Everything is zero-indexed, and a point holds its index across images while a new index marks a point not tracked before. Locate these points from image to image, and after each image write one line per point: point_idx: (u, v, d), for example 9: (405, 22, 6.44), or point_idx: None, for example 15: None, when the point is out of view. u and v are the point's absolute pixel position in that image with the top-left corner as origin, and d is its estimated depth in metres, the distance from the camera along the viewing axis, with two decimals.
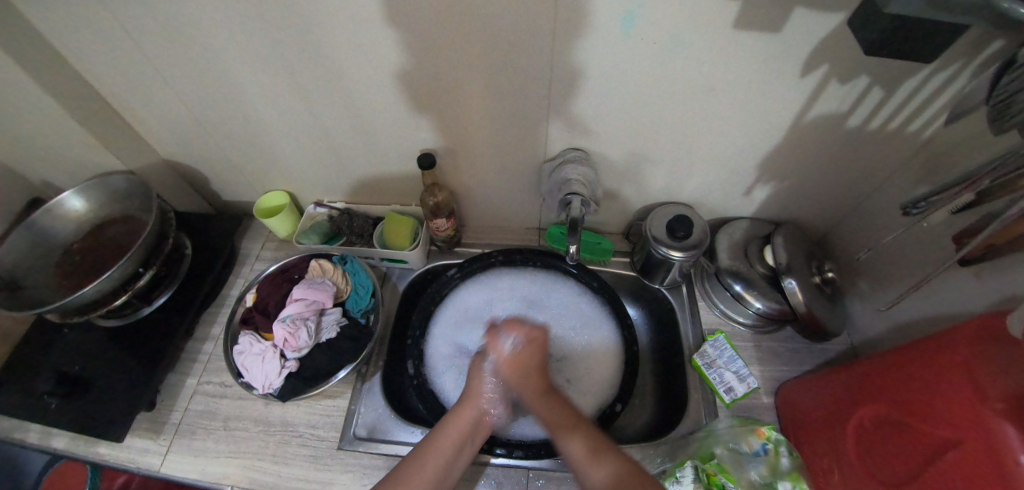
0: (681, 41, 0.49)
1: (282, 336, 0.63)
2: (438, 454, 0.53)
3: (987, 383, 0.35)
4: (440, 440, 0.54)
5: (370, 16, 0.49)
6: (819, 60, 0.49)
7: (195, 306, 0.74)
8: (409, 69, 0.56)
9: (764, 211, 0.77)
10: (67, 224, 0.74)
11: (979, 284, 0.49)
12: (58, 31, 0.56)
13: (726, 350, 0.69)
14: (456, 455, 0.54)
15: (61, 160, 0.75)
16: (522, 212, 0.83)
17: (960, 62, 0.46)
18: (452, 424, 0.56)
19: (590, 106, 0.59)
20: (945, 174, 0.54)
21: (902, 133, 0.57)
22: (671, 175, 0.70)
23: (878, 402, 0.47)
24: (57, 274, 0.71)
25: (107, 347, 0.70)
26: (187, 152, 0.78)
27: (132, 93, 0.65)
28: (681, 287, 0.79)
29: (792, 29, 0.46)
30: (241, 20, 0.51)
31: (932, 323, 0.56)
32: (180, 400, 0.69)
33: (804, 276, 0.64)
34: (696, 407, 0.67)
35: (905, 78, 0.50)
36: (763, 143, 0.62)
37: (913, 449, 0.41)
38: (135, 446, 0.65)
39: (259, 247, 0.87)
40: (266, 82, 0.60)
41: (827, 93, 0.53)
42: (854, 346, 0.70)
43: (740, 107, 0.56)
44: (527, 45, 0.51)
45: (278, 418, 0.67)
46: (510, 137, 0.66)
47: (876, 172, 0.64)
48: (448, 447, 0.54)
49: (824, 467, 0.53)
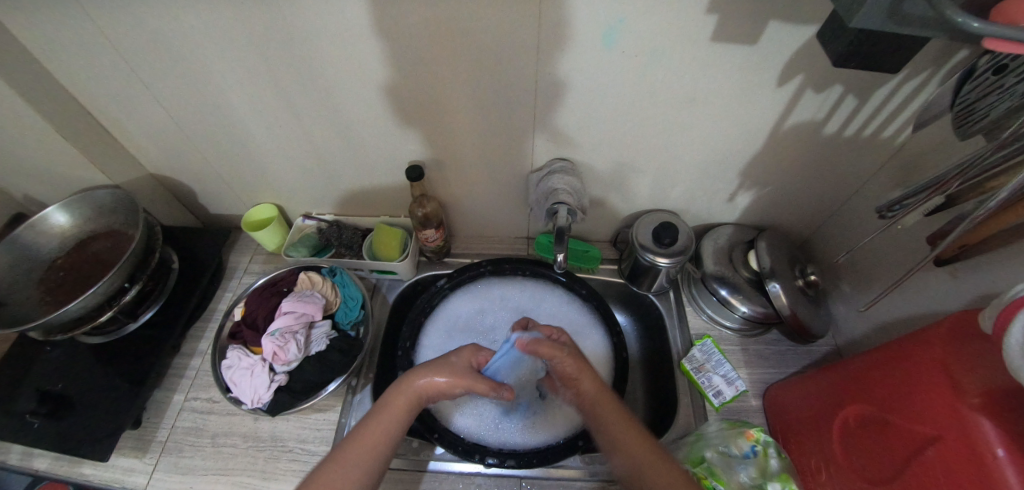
0: (662, 53, 0.50)
1: (271, 349, 0.63)
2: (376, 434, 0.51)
3: (964, 380, 0.37)
4: (380, 419, 0.52)
5: (357, 30, 0.50)
6: (794, 70, 0.51)
7: (182, 321, 0.73)
8: (397, 81, 0.57)
9: (747, 217, 0.79)
10: (50, 239, 0.73)
11: (953, 283, 0.51)
12: (43, 47, 0.56)
13: (714, 354, 0.70)
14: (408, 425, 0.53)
15: (45, 175, 0.75)
16: (511, 221, 0.84)
17: (927, 71, 0.48)
18: (392, 407, 0.53)
19: (575, 116, 0.60)
20: (918, 177, 0.56)
21: (876, 138, 0.58)
22: (656, 183, 0.72)
23: (860, 401, 0.48)
24: (40, 290, 0.70)
25: (92, 365, 0.69)
26: (174, 165, 0.77)
27: (118, 107, 0.65)
28: (669, 293, 0.80)
29: (766, 41, 0.48)
30: (228, 34, 0.51)
31: (911, 322, 0.57)
32: (167, 417, 0.68)
33: (786, 280, 0.65)
34: (686, 411, 0.68)
35: (876, 87, 0.52)
36: (744, 150, 0.64)
37: (892, 445, 0.42)
38: (120, 465, 0.64)
39: (248, 261, 0.87)
40: (254, 95, 0.61)
41: (803, 101, 0.55)
42: (838, 348, 0.72)
43: (721, 116, 0.58)
44: (512, 57, 0.52)
45: (267, 433, 0.66)
46: (498, 148, 0.67)
47: (853, 178, 0.66)
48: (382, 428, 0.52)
49: (810, 466, 0.54)
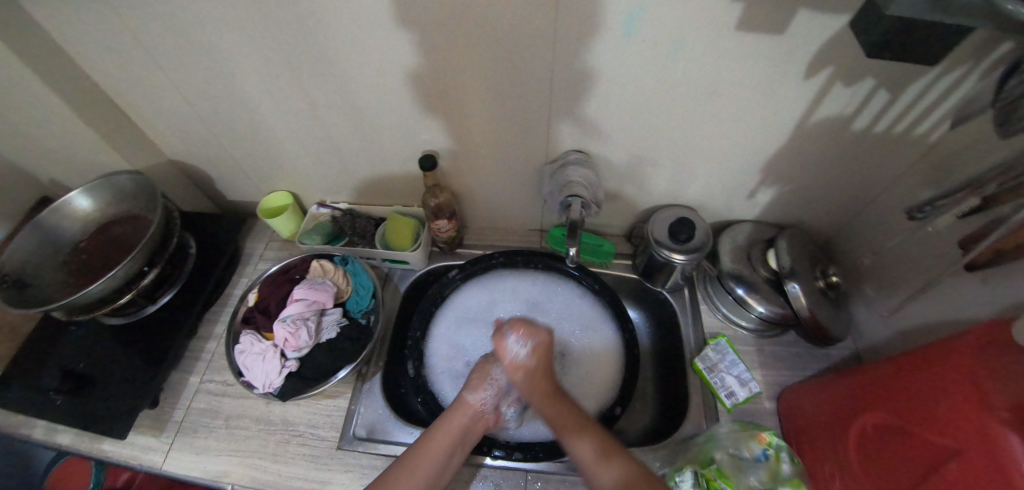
0: (684, 42, 0.48)
1: (282, 335, 0.64)
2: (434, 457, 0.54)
3: (995, 392, 0.35)
4: (435, 439, 0.55)
5: (374, 21, 0.49)
6: (822, 63, 0.49)
7: (198, 306, 0.75)
8: (412, 71, 0.56)
9: (767, 215, 0.76)
10: (74, 222, 0.75)
11: (986, 289, 0.48)
12: (64, 32, 0.56)
13: (728, 354, 0.69)
14: (448, 462, 0.55)
15: (65, 159, 0.76)
16: (524, 213, 0.83)
17: (967, 63, 0.45)
18: (445, 429, 0.56)
19: (595, 109, 0.59)
20: (951, 177, 0.53)
21: (908, 136, 0.56)
22: (674, 177, 0.70)
23: (880, 410, 0.46)
24: (64, 272, 0.72)
25: (112, 345, 0.71)
26: (192, 152, 0.78)
27: (137, 93, 0.66)
28: (684, 290, 0.79)
29: (795, 31, 0.46)
30: (240, 21, 0.51)
31: (937, 329, 0.55)
32: (184, 398, 0.70)
33: (807, 279, 0.63)
34: (697, 411, 0.67)
35: (912, 80, 0.49)
36: (767, 145, 0.61)
37: (912, 458, 0.40)
38: (138, 442, 0.66)
39: (263, 248, 0.88)
40: (267, 82, 0.60)
41: (832, 95, 0.52)
42: (858, 352, 0.70)
43: (743, 108, 0.56)
44: (528, 46, 0.51)
45: (279, 417, 0.67)
46: (512, 137, 0.65)
47: (882, 176, 0.63)
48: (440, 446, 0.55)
49: (825, 476, 0.52)
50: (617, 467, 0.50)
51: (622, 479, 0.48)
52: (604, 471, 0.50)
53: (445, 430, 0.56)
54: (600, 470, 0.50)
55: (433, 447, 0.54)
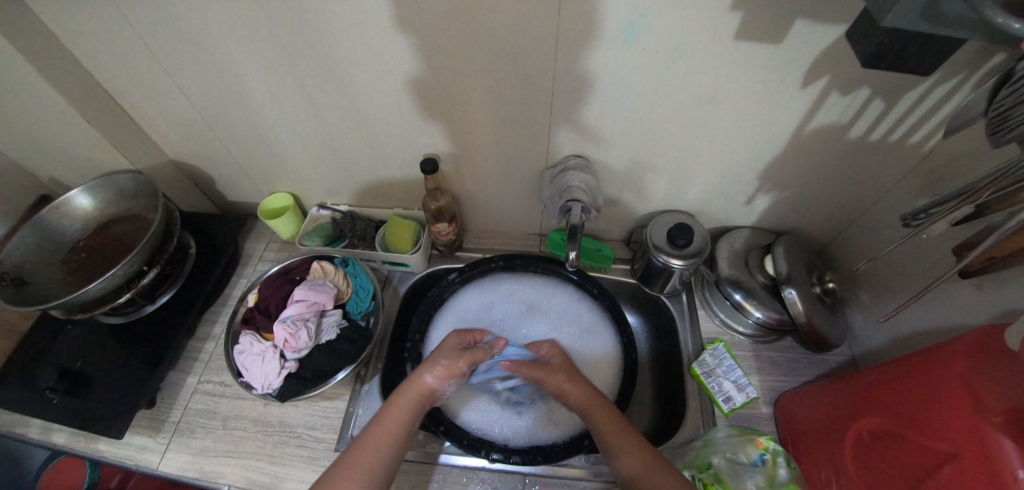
0: (684, 50, 0.49)
1: (282, 336, 0.64)
2: (389, 429, 0.53)
3: (989, 397, 0.35)
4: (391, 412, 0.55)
5: (379, 26, 0.50)
6: (819, 72, 0.50)
7: (197, 306, 0.75)
8: (416, 75, 0.57)
9: (764, 221, 0.77)
10: (74, 221, 0.75)
11: (979, 296, 0.49)
12: (71, 32, 0.57)
13: (726, 359, 0.69)
14: (403, 433, 0.54)
15: (67, 158, 0.76)
16: (524, 217, 0.84)
17: (961, 74, 0.46)
18: (399, 400, 0.56)
19: (596, 115, 0.60)
20: (946, 185, 0.54)
21: (903, 145, 0.57)
22: (673, 183, 0.70)
23: (874, 414, 0.47)
24: (62, 271, 0.72)
25: (110, 344, 0.70)
26: (194, 152, 0.79)
27: (142, 93, 0.66)
28: (682, 295, 0.79)
29: (793, 41, 0.47)
30: (247, 23, 0.52)
31: (931, 335, 0.55)
32: (180, 399, 0.70)
33: (803, 285, 0.64)
34: (695, 416, 0.67)
35: (907, 90, 0.50)
36: (765, 152, 0.62)
37: (906, 462, 0.41)
38: (134, 443, 0.66)
39: (262, 249, 0.88)
40: (272, 84, 0.61)
41: (828, 104, 0.53)
42: (854, 358, 0.70)
43: (742, 116, 0.57)
44: (530, 51, 0.52)
45: (277, 418, 0.67)
46: (514, 141, 0.66)
47: (877, 184, 0.64)
48: (397, 421, 0.54)
49: (821, 480, 0.53)
50: (637, 452, 0.51)
51: (641, 466, 0.50)
52: (627, 457, 0.51)
53: (400, 402, 0.56)
54: (623, 454, 0.52)
55: (388, 421, 0.54)
